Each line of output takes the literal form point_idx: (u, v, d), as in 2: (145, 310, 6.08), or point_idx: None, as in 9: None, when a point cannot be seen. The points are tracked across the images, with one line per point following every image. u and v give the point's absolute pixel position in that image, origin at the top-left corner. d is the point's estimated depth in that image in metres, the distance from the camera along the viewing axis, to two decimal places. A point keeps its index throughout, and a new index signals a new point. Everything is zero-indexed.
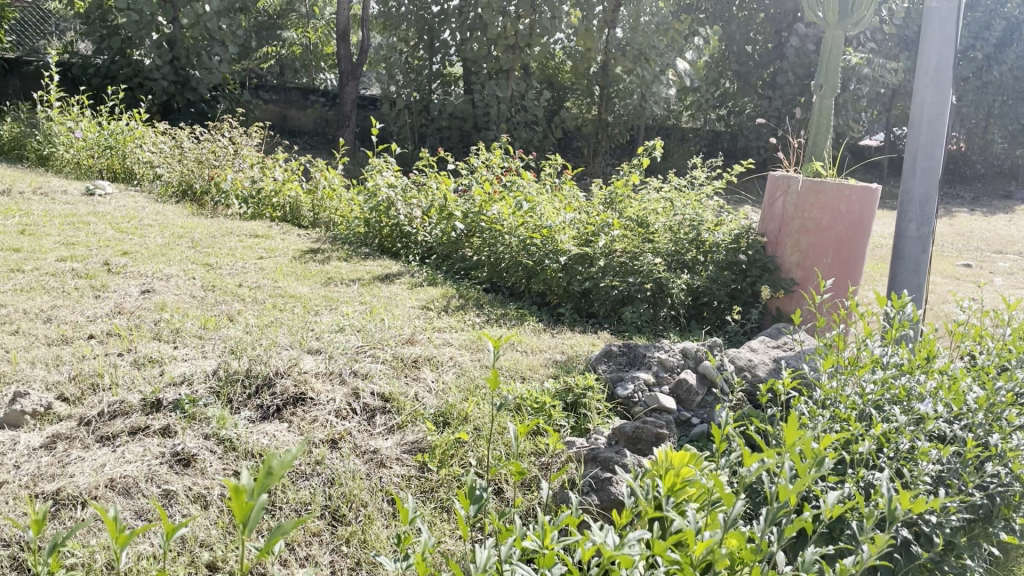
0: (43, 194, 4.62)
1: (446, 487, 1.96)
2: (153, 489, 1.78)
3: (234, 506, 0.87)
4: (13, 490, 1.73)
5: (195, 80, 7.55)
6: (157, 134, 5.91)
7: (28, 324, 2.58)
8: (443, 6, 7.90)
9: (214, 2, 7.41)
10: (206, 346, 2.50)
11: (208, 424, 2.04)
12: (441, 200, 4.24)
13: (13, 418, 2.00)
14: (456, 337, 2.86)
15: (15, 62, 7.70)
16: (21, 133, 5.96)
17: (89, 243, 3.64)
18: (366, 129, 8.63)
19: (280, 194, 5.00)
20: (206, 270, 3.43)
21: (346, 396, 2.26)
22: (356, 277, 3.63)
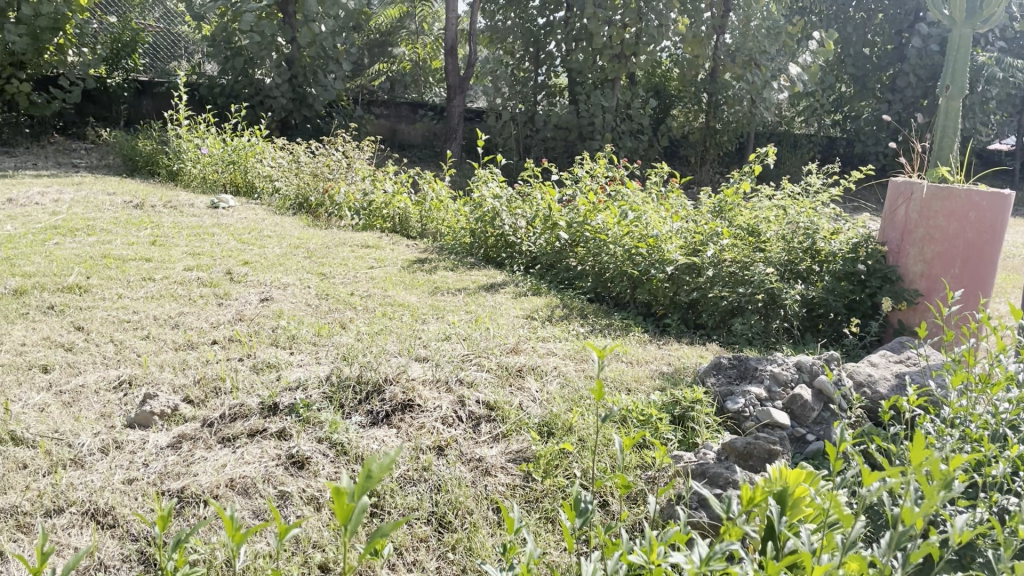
0: (173, 207, 4.90)
1: (551, 498, 1.95)
2: (269, 489, 1.85)
3: (337, 507, 0.91)
4: (142, 487, 1.82)
5: (312, 97, 7.88)
6: (277, 149, 6.19)
7: (157, 330, 2.74)
8: (549, 17, 7.96)
9: (329, 21, 7.72)
10: (319, 353, 2.58)
11: (321, 428, 2.10)
12: (546, 210, 4.25)
13: (142, 418, 2.11)
14: (560, 347, 2.85)
15: (147, 84, 8.19)
16: (152, 150, 6.32)
17: (213, 254, 3.84)
18: (472, 142, 8.76)
19: (389, 206, 5.12)
20: (320, 279, 3.56)
21: (453, 403, 2.29)
22: (461, 287, 3.68)
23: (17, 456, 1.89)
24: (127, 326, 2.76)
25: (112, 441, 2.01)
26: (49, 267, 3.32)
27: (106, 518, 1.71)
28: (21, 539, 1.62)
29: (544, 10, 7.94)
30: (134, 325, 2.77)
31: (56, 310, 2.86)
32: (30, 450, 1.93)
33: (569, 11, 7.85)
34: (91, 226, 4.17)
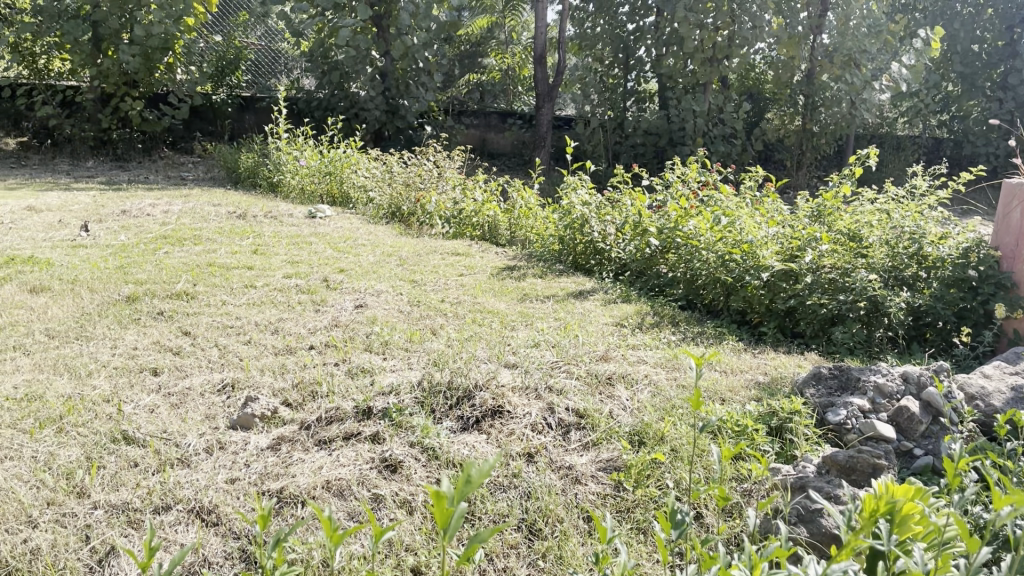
0: (273, 217, 5.09)
1: (643, 508, 1.90)
2: (364, 492, 1.88)
3: (436, 510, 0.91)
4: (244, 487, 1.89)
5: (404, 109, 8.05)
6: (371, 160, 6.35)
7: (259, 335, 2.84)
8: (639, 23, 7.88)
9: (421, 33, 7.86)
10: (411, 358, 2.62)
11: (414, 432, 2.13)
12: (636, 217, 4.19)
13: (244, 420, 2.19)
14: (652, 355, 2.80)
15: (250, 100, 8.55)
16: (254, 163, 6.57)
17: (311, 262, 3.95)
18: (561, 149, 8.76)
19: (479, 214, 5.16)
20: (412, 286, 3.62)
21: (542, 409, 2.29)
22: (551, 294, 3.67)
23: (129, 455, 1.97)
24: (230, 332, 2.87)
25: (216, 442, 2.09)
26: (160, 275, 3.49)
27: (211, 516, 1.78)
28: (131, 534, 1.70)
29: (633, 15, 7.87)
30: (237, 331, 2.88)
31: (165, 316, 3.00)
32: (141, 449, 2.02)
33: (659, 16, 7.76)
34: (197, 236, 4.36)
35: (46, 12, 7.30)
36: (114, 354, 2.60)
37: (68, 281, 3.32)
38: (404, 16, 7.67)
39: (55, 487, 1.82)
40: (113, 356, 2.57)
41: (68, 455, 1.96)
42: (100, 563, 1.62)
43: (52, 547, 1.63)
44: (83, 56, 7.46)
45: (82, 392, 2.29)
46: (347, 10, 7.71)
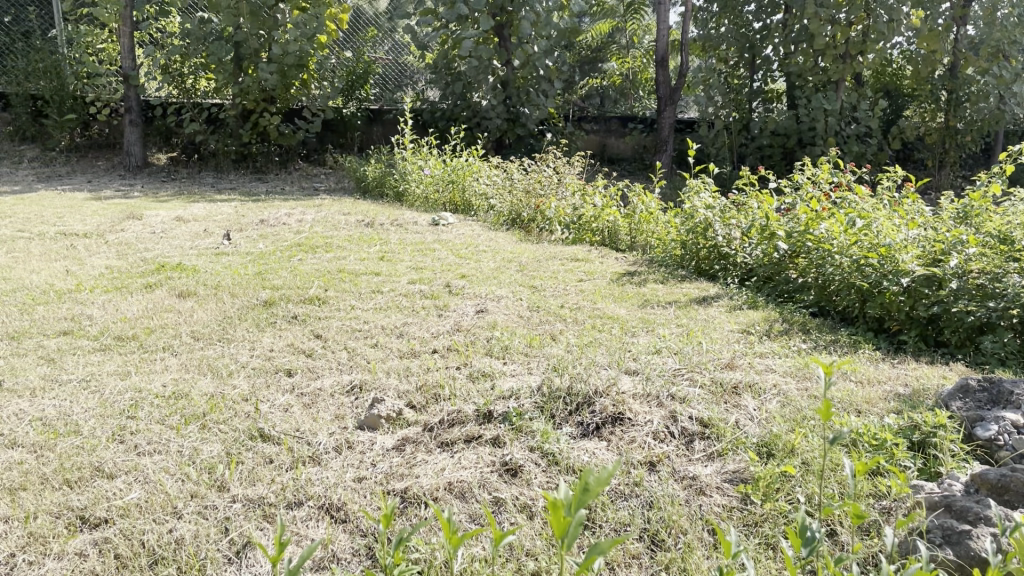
0: (399, 225, 5.24)
1: (772, 523, 1.82)
2: (485, 495, 1.90)
3: (554, 519, 0.93)
4: (370, 486, 1.94)
5: (525, 117, 8.16)
6: (492, 168, 6.45)
7: (385, 338, 2.93)
8: (765, 21, 7.64)
9: (543, 41, 7.91)
10: (531, 363, 2.63)
11: (534, 437, 2.14)
12: (763, 220, 4.04)
13: (371, 421, 2.25)
14: (780, 363, 2.69)
15: (377, 112, 9.04)
16: (382, 172, 6.79)
17: (434, 268, 4.04)
18: (683, 152, 8.60)
19: (599, 219, 5.12)
20: (532, 292, 3.63)
21: (664, 418, 2.24)
22: (673, 300, 3.60)
23: (265, 452, 2.07)
24: (358, 335, 2.97)
25: (345, 442, 2.16)
26: (294, 281, 3.66)
27: (339, 513, 1.84)
28: (266, 527, 1.78)
29: (760, 14, 7.63)
30: (365, 334, 2.98)
31: (299, 320, 3.13)
32: (276, 446, 2.11)
33: (787, 14, 7.50)
34: (329, 243, 4.55)
35: (194, 35, 7.79)
36: (252, 355, 2.74)
37: (211, 287, 3.53)
38: (525, 25, 7.76)
39: (198, 480, 1.93)
40: (251, 358, 2.71)
41: (210, 450, 2.07)
42: (237, 555, 1.70)
43: (195, 537, 1.73)
44: (226, 75, 7.92)
45: (223, 390, 2.43)
46: (470, 22, 7.84)
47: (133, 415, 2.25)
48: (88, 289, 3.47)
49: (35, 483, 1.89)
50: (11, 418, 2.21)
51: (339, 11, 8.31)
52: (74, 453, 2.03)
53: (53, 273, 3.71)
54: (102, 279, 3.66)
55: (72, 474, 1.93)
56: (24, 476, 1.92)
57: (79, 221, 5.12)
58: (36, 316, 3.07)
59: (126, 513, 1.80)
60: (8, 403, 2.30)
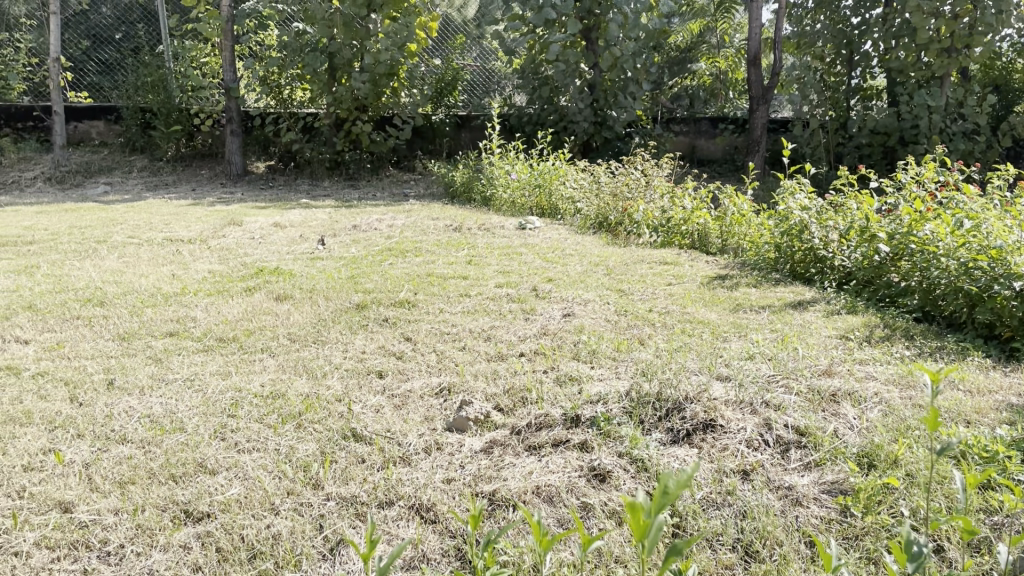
0: (486, 229, 5.28)
1: (873, 536, 1.74)
2: (573, 500, 1.89)
3: (633, 523, 0.92)
4: (459, 487, 1.96)
5: (612, 119, 8.11)
6: (579, 171, 6.42)
7: (472, 341, 2.95)
8: (864, 16, 7.35)
9: (630, 43, 7.84)
10: (619, 368, 2.60)
11: (622, 443, 2.11)
12: (862, 221, 3.89)
13: (459, 423, 2.27)
14: (882, 371, 2.58)
15: (466, 118, 9.25)
16: (470, 177, 6.87)
17: (521, 272, 4.05)
18: (777, 152, 8.37)
19: (689, 222, 5.04)
20: (620, 296, 3.59)
21: (758, 425, 2.18)
22: (766, 304, 3.50)
23: (358, 451, 2.12)
24: (447, 338, 3.00)
25: (434, 443, 2.19)
26: (385, 284, 3.73)
27: (429, 513, 1.86)
28: (358, 526, 1.81)
29: (858, 9, 7.35)
30: (454, 337, 3.01)
31: (389, 322, 3.19)
32: (368, 446, 2.16)
33: (888, 7, 7.19)
34: (418, 248, 4.62)
35: (291, 47, 8.06)
36: (345, 357, 2.80)
37: (306, 290, 3.64)
38: (613, 28, 7.71)
39: (294, 478, 1.99)
40: (344, 359, 2.78)
41: (306, 448, 2.13)
42: (331, 551, 1.74)
43: (291, 533, 1.78)
44: (321, 85, 8.16)
45: (318, 391, 2.50)
46: (558, 26, 7.84)
47: (233, 413, 2.33)
48: (192, 292, 3.63)
49: (144, 477, 1.98)
50: (121, 414, 2.33)
51: (429, 19, 8.46)
52: (179, 449, 2.12)
53: (160, 277, 3.89)
54: (205, 282, 3.82)
55: (178, 470, 2.02)
56: (133, 470, 2.01)
57: (185, 227, 5.36)
58: (144, 317, 3.23)
59: (227, 508, 1.87)
60: (119, 400, 2.42)
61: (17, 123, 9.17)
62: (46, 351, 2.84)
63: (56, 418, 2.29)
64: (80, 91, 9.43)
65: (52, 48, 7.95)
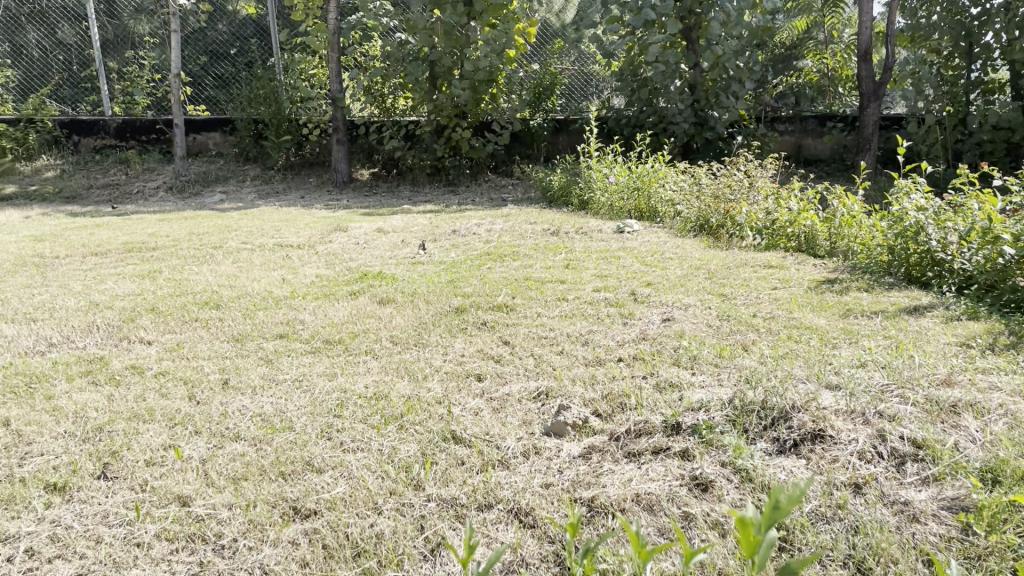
0: (585, 233, 5.26)
1: (998, 557, 1.63)
2: (674, 509, 1.85)
3: (743, 539, 0.88)
4: (557, 492, 1.96)
5: (714, 120, 7.95)
6: (680, 173, 6.32)
7: (571, 346, 2.94)
8: (985, 6, 6.91)
9: (732, 41, 7.65)
10: (722, 374, 2.54)
11: (725, 452, 2.06)
12: (985, 222, 3.66)
13: (558, 427, 2.27)
14: (1008, 381, 2.41)
15: (564, 122, 9.26)
16: (568, 181, 6.86)
17: (619, 276, 4.01)
18: (890, 150, 8.01)
19: (795, 224, 4.87)
20: (722, 300, 3.51)
21: (870, 437, 2.08)
22: (879, 309, 3.34)
23: (458, 454, 2.14)
24: (545, 342, 3.01)
25: (532, 447, 2.19)
26: (484, 288, 3.77)
27: (527, 518, 1.86)
28: (458, 528, 1.83)
29: None
30: (551, 341, 3.01)
31: (488, 326, 3.22)
32: (467, 449, 2.18)
33: None
34: (517, 252, 4.65)
35: (394, 56, 8.27)
36: (445, 360, 2.85)
37: (408, 294, 3.72)
38: (714, 26, 7.56)
39: (397, 479, 2.03)
40: (444, 362, 2.82)
41: (408, 449, 2.18)
42: (432, 552, 1.76)
43: (393, 533, 1.81)
44: (422, 93, 8.33)
45: (419, 393, 2.54)
46: (657, 27, 7.73)
47: (339, 414, 2.40)
48: (301, 296, 3.77)
49: (255, 474, 2.07)
50: (236, 413, 2.44)
51: (527, 25, 8.50)
52: (288, 447, 2.20)
53: (272, 281, 4.06)
54: (313, 286, 3.97)
55: (286, 467, 2.09)
56: (246, 467, 2.10)
57: (294, 233, 5.58)
58: (256, 319, 3.38)
59: (334, 505, 1.92)
60: (233, 399, 2.54)
61: (142, 137, 9.75)
62: (167, 351, 3.00)
63: (176, 415, 2.41)
64: (198, 105, 9.95)
65: (173, 65, 8.41)
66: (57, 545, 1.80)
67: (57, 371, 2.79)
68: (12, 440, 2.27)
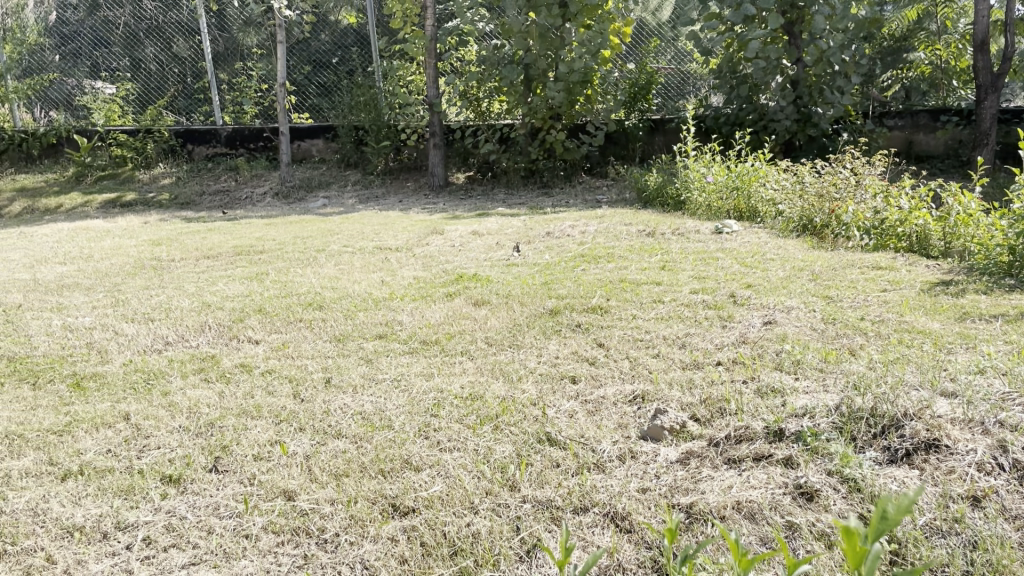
0: (681, 233, 5.17)
1: None
2: (777, 518, 1.79)
3: (846, 549, 0.84)
4: (654, 497, 1.93)
5: (817, 116, 7.68)
6: (781, 172, 6.13)
7: (667, 349, 2.89)
8: None
9: (838, 35, 7.38)
10: (827, 380, 2.44)
11: (832, 460, 1.98)
12: None
13: (655, 431, 2.23)
14: None
15: (660, 122, 9.15)
16: (663, 182, 6.76)
17: (717, 277, 3.93)
18: (1010, 145, 7.56)
19: (905, 224, 4.65)
20: (826, 303, 3.38)
21: (990, 447, 1.96)
22: (999, 312, 3.15)
23: (553, 455, 2.14)
24: (640, 345, 2.97)
25: (628, 451, 2.16)
26: (578, 290, 3.76)
27: (624, 522, 1.84)
28: (554, 530, 1.83)
29: None
30: (647, 344, 2.97)
31: (582, 328, 3.20)
32: (563, 451, 2.17)
33: None
34: (611, 253, 4.62)
35: (490, 60, 8.37)
36: (539, 361, 2.85)
37: (503, 296, 3.74)
38: (818, 19, 7.30)
39: (492, 479, 2.04)
40: (538, 364, 2.82)
41: (502, 450, 2.19)
42: (528, 554, 1.76)
43: (489, 533, 1.83)
44: (517, 96, 8.38)
45: (514, 394, 2.56)
46: (758, 22, 7.56)
47: (435, 413, 2.44)
48: (400, 297, 3.85)
49: (356, 471, 2.12)
50: (337, 411, 2.51)
51: (623, 24, 8.40)
52: (387, 445, 2.25)
53: (372, 283, 4.17)
54: (411, 287, 4.05)
55: (386, 465, 2.14)
56: (347, 464, 2.16)
57: (393, 236, 5.71)
58: (357, 320, 3.47)
59: (431, 504, 1.95)
60: (335, 397, 2.61)
61: (251, 144, 10.21)
62: (274, 351, 3.12)
63: (282, 412, 2.50)
64: (302, 113, 10.31)
65: (279, 75, 8.74)
66: (172, 535, 1.89)
67: (172, 368, 2.94)
68: (132, 433, 2.40)
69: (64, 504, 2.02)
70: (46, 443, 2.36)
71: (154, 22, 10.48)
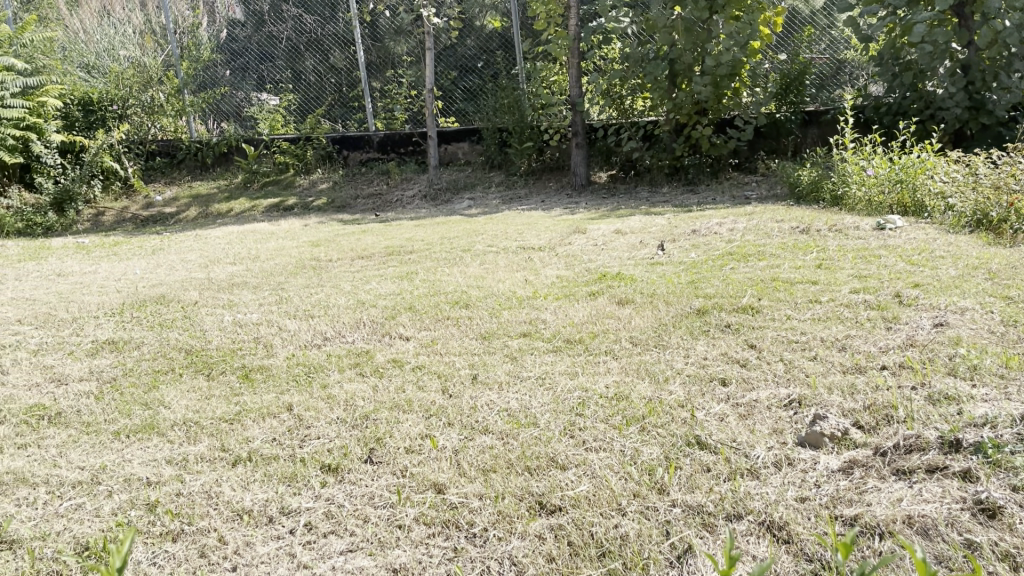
0: (839, 230, 4.90)
1: None
2: (955, 535, 1.65)
3: None
4: (814, 507, 1.83)
5: (992, 103, 7.09)
6: (950, 163, 5.70)
7: (825, 350, 2.75)
8: None
9: (1017, 14, 6.74)
10: (1010, 388, 2.23)
11: (1017, 475, 1.80)
12: None
13: (814, 438, 2.12)
14: None
15: (813, 114, 8.81)
16: (819, 177, 6.42)
17: (880, 277, 3.68)
18: None
19: None
20: (1007, 303, 3.10)
21: None
22: None
23: (703, 460, 2.08)
24: (796, 346, 2.84)
25: (784, 457, 2.07)
26: (727, 290, 3.63)
27: (782, 532, 1.75)
28: (707, 537, 1.77)
29: None
30: (803, 345, 2.83)
31: (732, 329, 3.10)
32: (713, 455, 2.10)
33: None
34: (761, 252, 4.42)
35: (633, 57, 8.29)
36: (687, 362, 2.78)
37: (647, 296, 3.67)
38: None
39: (640, 481, 2.01)
40: (686, 364, 2.76)
41: (650, 452, 2.15)
42: (679, 560, 1.71)
43: (638, 536, 1.79)
44: (662, 92, 8.22)
45: (661, 395, 2.51)
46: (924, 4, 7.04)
47: (581, 412, 2.43)
48: (543, 296, 3.87)
49: (503, 467, 2.15)
50: (484, 407, 2.55)
51: (774, 14, 8.03)
52: (533, 443, 2.26)
53: (516, 283, 4.19)
54: (555, 286, 4.07)
55: (532, 462, 2.15)
56: (495, 459, 2.19)
57: (537, 236, 5.75)
58: (502, 318, 3.52)
59: (578, 503, 1.94)
60: (481, 393, 2.66)
61: (401, 148, 10.69)
62: (424, 347, 3.22)
63: (432, 407, 2.57)
64: (450, 117, 10.60)
65: (427, 82, 9.02)
66: (332, 521, 1.98)
67: (330, 362, 3.09)
68: (295, 423, 2.54)
69: (235, 488, 2.17)
70: (219, 430, 2.54)
71: (314, 35, 10.73)
